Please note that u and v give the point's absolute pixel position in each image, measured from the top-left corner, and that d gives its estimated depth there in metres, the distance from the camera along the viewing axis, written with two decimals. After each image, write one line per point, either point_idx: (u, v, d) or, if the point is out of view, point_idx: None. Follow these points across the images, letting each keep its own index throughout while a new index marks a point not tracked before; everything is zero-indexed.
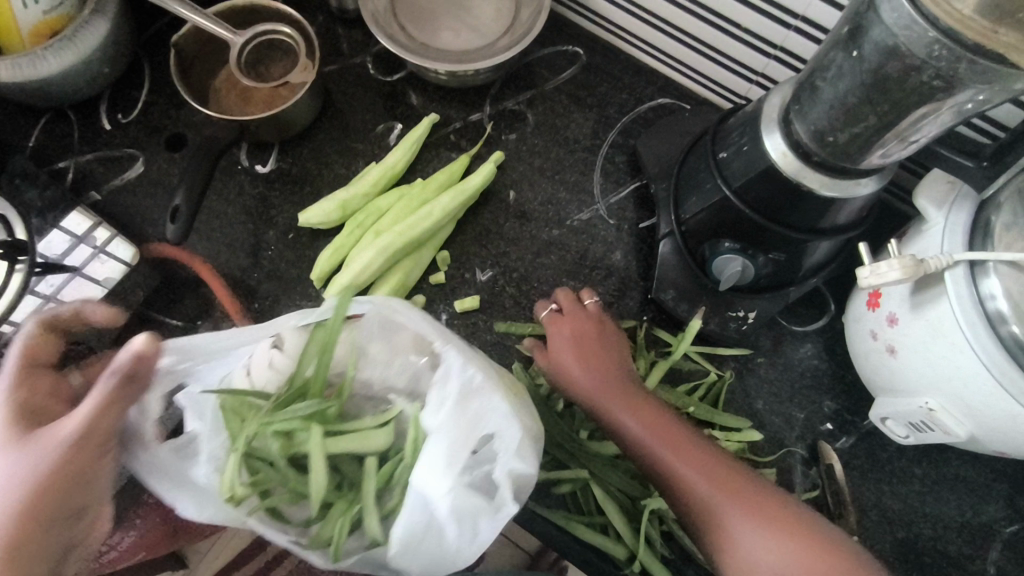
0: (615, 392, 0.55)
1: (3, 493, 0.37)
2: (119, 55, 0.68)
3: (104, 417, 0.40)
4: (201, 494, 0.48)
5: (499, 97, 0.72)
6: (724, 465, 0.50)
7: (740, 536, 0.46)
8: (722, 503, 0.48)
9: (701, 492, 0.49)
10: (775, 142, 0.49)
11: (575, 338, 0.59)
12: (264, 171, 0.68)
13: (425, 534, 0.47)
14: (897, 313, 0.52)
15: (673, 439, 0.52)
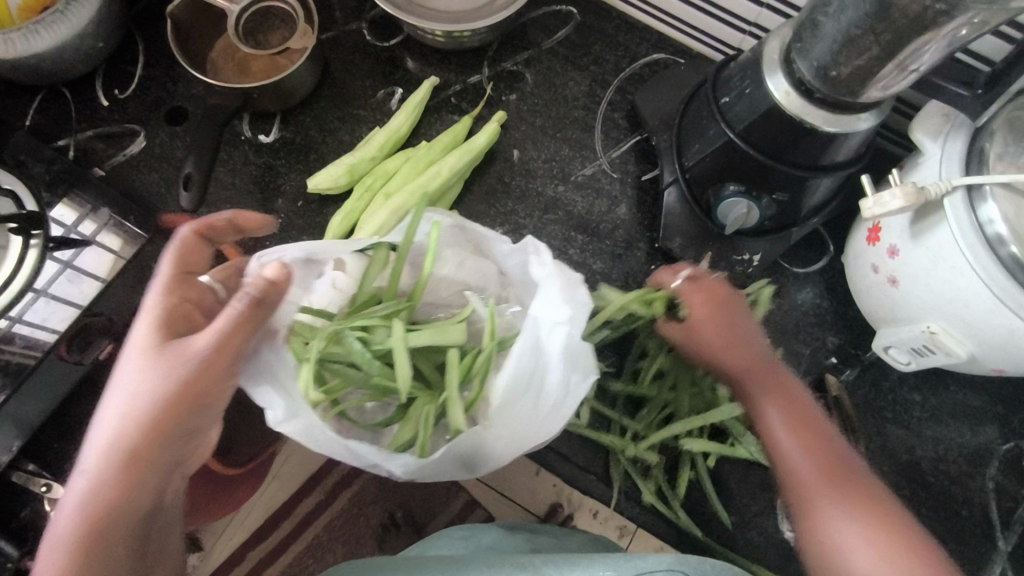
0: (769, 388, 0.51)
1: (144, 395, 0.39)
2: (112, 28, 0.67)
3: (236, 338, 0.40)
4: (286, 396, 0.45)
5: (497, 58, 0.73)
6: (853, 478, 0.46)
7: (853, 545, 0.43)
8: (844, 517, 0.44)
9: (829, 502, 0.45)
10: (778, 82, 0.50)
11: (717, 309, 0.54)
12: (268, 141, 0.68)
13: (528, 388, 0.44)
14: (897, 244, 0.55)
15: (804, 438, 0.48)
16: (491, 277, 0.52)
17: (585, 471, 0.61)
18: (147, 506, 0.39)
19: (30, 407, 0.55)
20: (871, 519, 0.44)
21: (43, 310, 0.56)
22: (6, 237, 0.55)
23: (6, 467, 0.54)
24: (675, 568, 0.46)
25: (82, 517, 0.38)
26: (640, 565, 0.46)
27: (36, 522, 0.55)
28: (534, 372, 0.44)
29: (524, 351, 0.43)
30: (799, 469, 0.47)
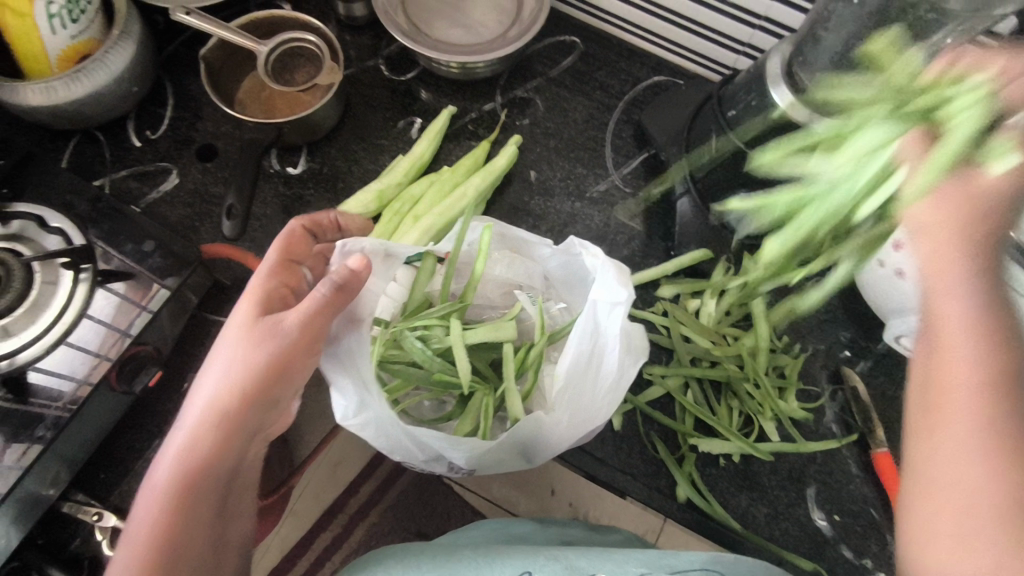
0: (975, 347, 0.39)
1: (239, 363, 0.44)
2: (145, 73, 0.71)
3: (322, 318, 0.46)
4: (361, 389, 0.48)
5: (508, 87, 0.77)
6: (1018, 453, 0.38)
7: (976, 500, 0.38)
8: (974, 486, 0.38)
9: (970, 469, 0.38)
10: (781, 92, 0.55)
11: (957, 235, 0.40)
12: (296, 172, 0.71)
13: (587, 366, 0.50)
14: (899, 239, 0.58)
15: (971, 411, 0.39)
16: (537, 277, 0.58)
17: (620, 471, 0.63)
18: (230, 465, 0.44)
19: (82, 437, 0.56)
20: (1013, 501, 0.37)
21: (68, 362, 0.55)
22: (57, 274, 0.56)
23: (57, 497, 0.56)
24: (709, 568, 0.50)
25: (179, 467, 0.43)
26: (676, 564, 0.50)
27: (87, 551, 0.56)
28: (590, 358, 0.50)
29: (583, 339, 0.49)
30: (953, 432, 0.40)
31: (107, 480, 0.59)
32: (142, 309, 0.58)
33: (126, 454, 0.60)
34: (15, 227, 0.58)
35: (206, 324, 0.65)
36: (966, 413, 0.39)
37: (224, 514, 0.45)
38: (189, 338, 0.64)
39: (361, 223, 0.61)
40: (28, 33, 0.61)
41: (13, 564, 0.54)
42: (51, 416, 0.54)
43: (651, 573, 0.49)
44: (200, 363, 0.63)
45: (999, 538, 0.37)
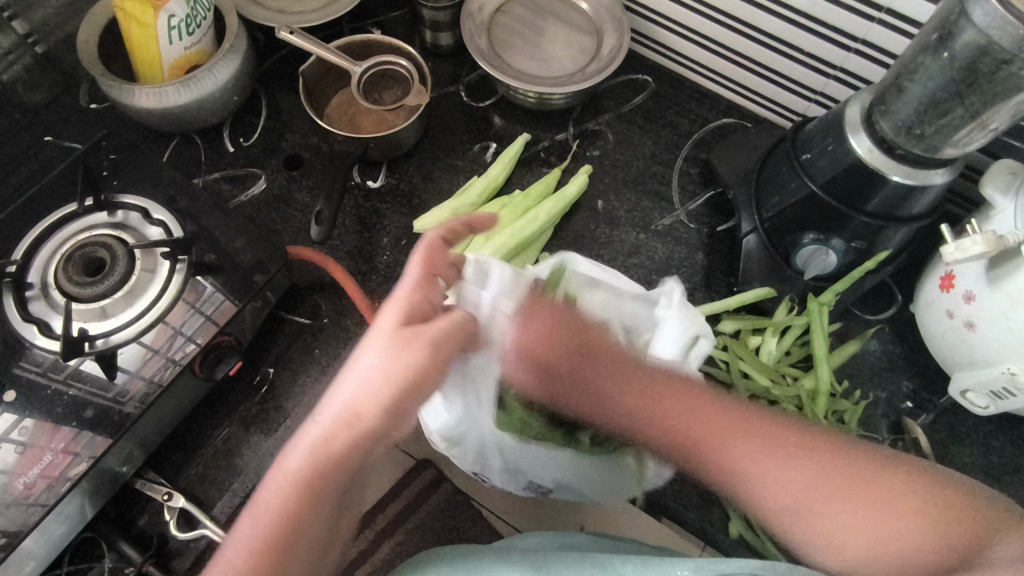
0: (660, 397, 0.50)
1: (383, 375, 0.44)
2: (246, 85, 0.76)
3: (452, 343, 0.47)
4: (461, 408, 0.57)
5: (581, 119, 0.80)
6: (789, 438, 0.45)
7: (809, 527, 0.43)
8: (803, 479, 0.44)
9: (800, 475, 0.44)
10: (860, 139, 0.56)
11: (549, 329, 0.54)
12: (376, 186, 0.74)
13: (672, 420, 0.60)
14: (972, 290, 0.59)
15: (723, 419, 0.47)
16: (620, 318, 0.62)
17: (674, 501, 0.63)
18: (353, 474, 0.43)
19: (161, 419, 0.59)
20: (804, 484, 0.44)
21: (142, 364, 0.57)
22: (155, 262, 0.60)
23: (132, 475, 0.59)
24: (760, 574, 0.42)
25: (308, 468, 0.42)
26: (724, 567, 0.43)
27: (155, 529, 0.59)
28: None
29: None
30: (736, 448, 0.46)
31: (178, 462, 0.62)
32: (212, 322, 0.59)
33: (197, 439, 0.63)
34: (119, 216, 0.62)
35: (281, 322, 0.68)
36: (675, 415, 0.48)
37: (338, 521, 0.44)
38: (266, 334, 0.67)
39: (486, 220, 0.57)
40: (149, 44, 0.66)
41: (88, 533, 0.59)
42: (137, 395, 0.56)
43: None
44: (273, 358, 0.66)
45: (818, 524, 0.43)
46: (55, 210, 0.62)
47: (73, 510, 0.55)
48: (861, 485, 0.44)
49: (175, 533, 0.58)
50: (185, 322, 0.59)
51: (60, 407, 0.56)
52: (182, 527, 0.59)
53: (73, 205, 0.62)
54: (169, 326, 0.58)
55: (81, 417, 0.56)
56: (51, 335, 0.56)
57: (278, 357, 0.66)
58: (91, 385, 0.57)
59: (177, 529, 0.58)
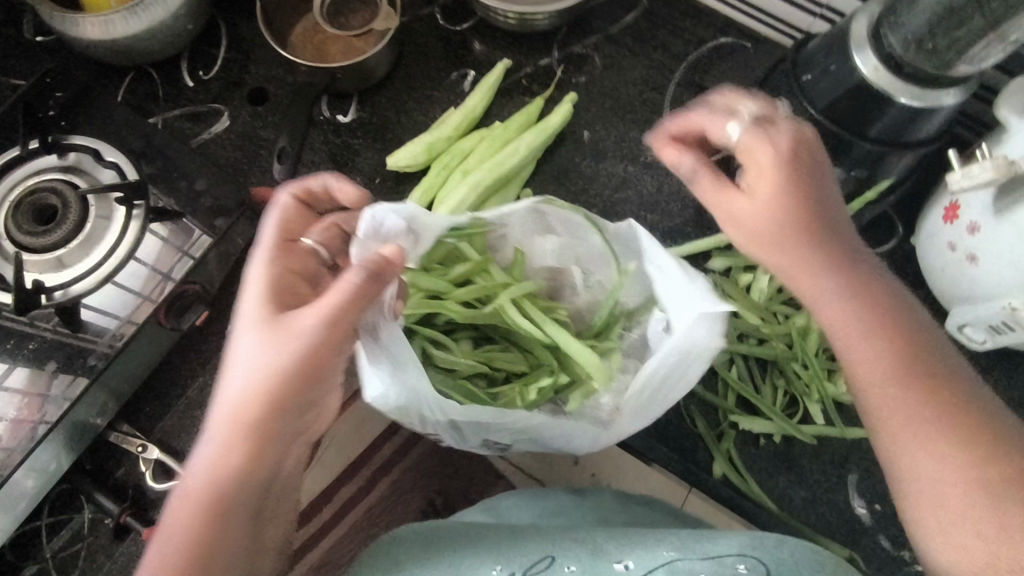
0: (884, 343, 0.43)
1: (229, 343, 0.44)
2: (201, 11, 0.70)
3: (270, 280, 0.45)
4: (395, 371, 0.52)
5: (567, 42, 0.74)
6: (926, 381, 0.42)
7: (932, 472, 0.41)
8: (942, 459, 0.40)
9: (932, 449, 0.41)
10: (865, 57, 0.51)
11: (860, 284, 0.44)
12: (346, 121, 0.70)
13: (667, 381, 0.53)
14: (979, 221, 0.55)
15: (906, 357, 0.42)
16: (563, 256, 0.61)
17: (657, 444, 0.62)
18: (258, 486, 0.43)
19: (131, 370, 0.57)
20: (949, 428, 0.41)
21: (118, 302, 0.57)
22: (110, 209, 0.56)
23: (104, 428, 0.58)
24: (745, 554, 0.49)
25: (200, 493, 0.42)
26: (710, 549, 0.50)
27: (133, 479, 0.59)
28: (680, 361, 0.52)
29: (674, 353, 0.51)
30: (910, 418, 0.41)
31: (152, 413, 0.61)
32: (188, 260, 0.59)
33: (171, 389, 0.61)
34: (71, 159, 0.58)
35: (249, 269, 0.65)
36: (891, 397, 0.42)
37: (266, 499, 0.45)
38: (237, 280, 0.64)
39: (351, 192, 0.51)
40: None
41: (66, 485, 0.58)
42: (112, 339, 0.56)
43: (681, 560, 0.50)
44: None
45: (954, 483, 0.40)
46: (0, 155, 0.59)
47: (47, 465, 0.54)
48: (998, 466, 0.40)
49: (152, 484, 0.58)
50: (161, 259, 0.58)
51: (25, 359, 0.55)
52: (159, 478, 0.58)
53: (20, 148, 0.58)
54: (143, 264, 0.58)
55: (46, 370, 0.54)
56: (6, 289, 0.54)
57: None
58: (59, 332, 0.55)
59: (153, 479, 0.58)
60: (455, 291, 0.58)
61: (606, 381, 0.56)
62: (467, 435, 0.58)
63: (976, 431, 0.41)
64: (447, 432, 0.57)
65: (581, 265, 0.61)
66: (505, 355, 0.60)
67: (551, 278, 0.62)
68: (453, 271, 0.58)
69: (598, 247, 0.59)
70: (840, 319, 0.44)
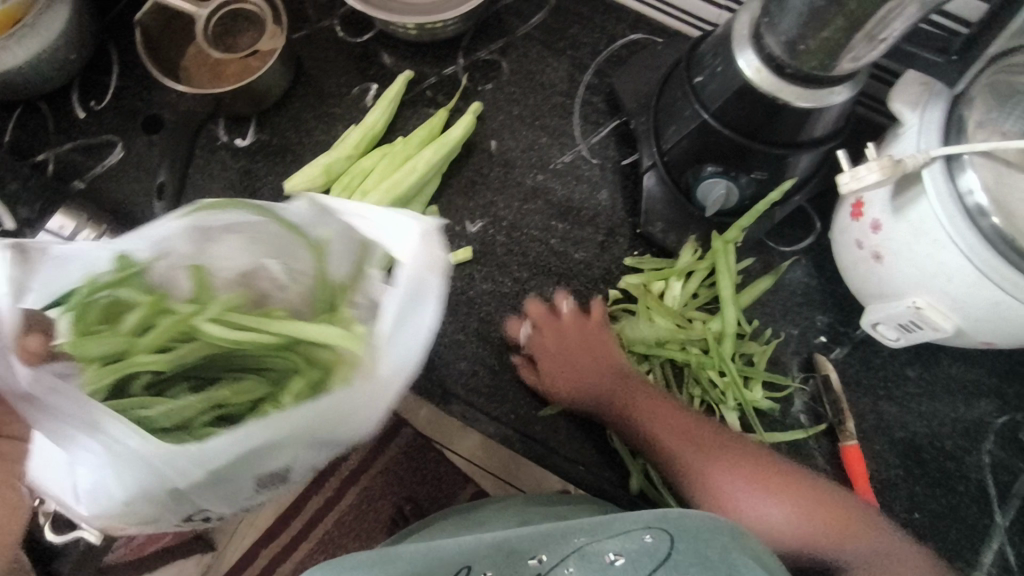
0: (742, 467, 0.52)
1: None
2: (86, 39, 0.67)
3: None
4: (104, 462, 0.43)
5: (472, 48, 0.72)
6: (761, 462, 0.53)
7: (775, 520, 0.51)
8: (783, 515, 0.51)
9: (773, 505, 0.51)
10: (747, 59, 0.50)
11: (651, 390, 0.58)
12: (245, 144, 0.68)
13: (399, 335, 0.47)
14: (879, 219, 0.53)
15: (753, 465, 0.53)
16: (246, 253, 0.52)
17: (573, 461, 0.61)
18: None
19: None
20: (764, 478, 0.52)
21: None
22: None
23: None
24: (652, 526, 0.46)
25: None
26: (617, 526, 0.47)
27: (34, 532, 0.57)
28: (413, 298, 0.46)
29: (405, 285, 0.45)
30: (733, 484, 0.52)
31: None
32: None
33: None
34: None
35: None
36: (766, 499, 0.51)
37: None
38: None
39: None
40: None
41: None
42: None
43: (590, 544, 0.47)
44: None
45: (803, 534, 0.51)
46: None
47: None
48: (834, 512, 0.51)
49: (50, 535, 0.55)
50: None
51: None
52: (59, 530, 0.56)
53: None
54: None
55: None
56: None
57: None
58: None
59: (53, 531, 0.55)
60: (137, 342, 0.48)
61: (363, 343, 0.47)
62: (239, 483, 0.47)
63: (834, 497, 0.52)
64: (215, 495, 0.47)
65: (275, 256, 0.52)
66: (235, 387, 0.50)
67: (246, 285, 0.52)
68: (125, 321, 0.48)
69: (278, 227, 0.50)
70: (714, 472, 0.52)
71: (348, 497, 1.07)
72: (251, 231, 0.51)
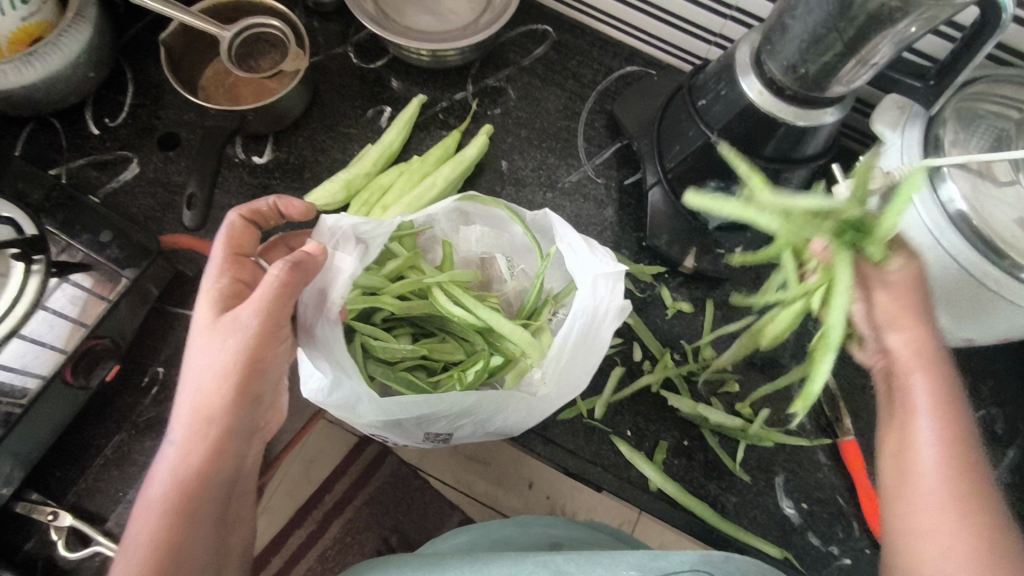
0: (950, 468, 0.41)
1: None
2: (104, 58, 0.68)
3: None
4: (337, 371, 0.45)
5: (480, 76, 0.76)
6: (986, 514, 0.40)
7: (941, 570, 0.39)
8: (953, 546, 0.39)
9: (946, 531, 0.40)
10: (750, 82, 0.55)
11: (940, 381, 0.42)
12: (262, 161, 0.69)
13: (579, 342, 0.48)
14: None
15: (968, 507, 0.40)
16: (496, 244, 0.56)
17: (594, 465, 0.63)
18: None
19: (35, 434, 0.54)
20: (971, 521, 0.39)
21: (22, 359, 0.54)
22: (8, 265, 0.54)
23: (9, 498, 0.54)
24: (699, 569, 0.46)
25: None
26: (665, 565, 0.46)
27: (41, 551, 0.54)
28: (588, 328, 0.48)
29: (584, 314, 0.47)
30: (921, 495, 0.41)
31: (61, 478, 0.57)
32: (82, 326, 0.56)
33: (83, 451, 0.58)
34: None
35: (168, 317, 0.63)
36: (943, 532, 0.40)
37: None
38: (151, 332, 0.62)
39: (302, 209, 0.51)
40: None
41: None
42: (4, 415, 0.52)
43: None
44: (164, 357, 0.61)
45: None
46: None
47: None
48: None
49: (64, 553, 0.53)
50: (44, 327, 0.54)
51: None
52: (74, 546, 0.54)
53: None
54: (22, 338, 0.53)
55: None
56: None
57: (169, 355, 0.61)
58: None
59: (68, 548, 0.54)
60: (389, 285, 0.51)
61: (542, 355, 0.50)
62: (409, 431, 0.49)
63: None
64: (428, 426, 0.48)
65: (505, 253, 0.56)
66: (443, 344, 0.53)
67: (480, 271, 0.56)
68: (386, 266, 0.52)
69: (521, 237, 0.56)
70: (908, 467, 0.42)
71: (333, 529, 0.99)
72: (448, 219, 0.55)
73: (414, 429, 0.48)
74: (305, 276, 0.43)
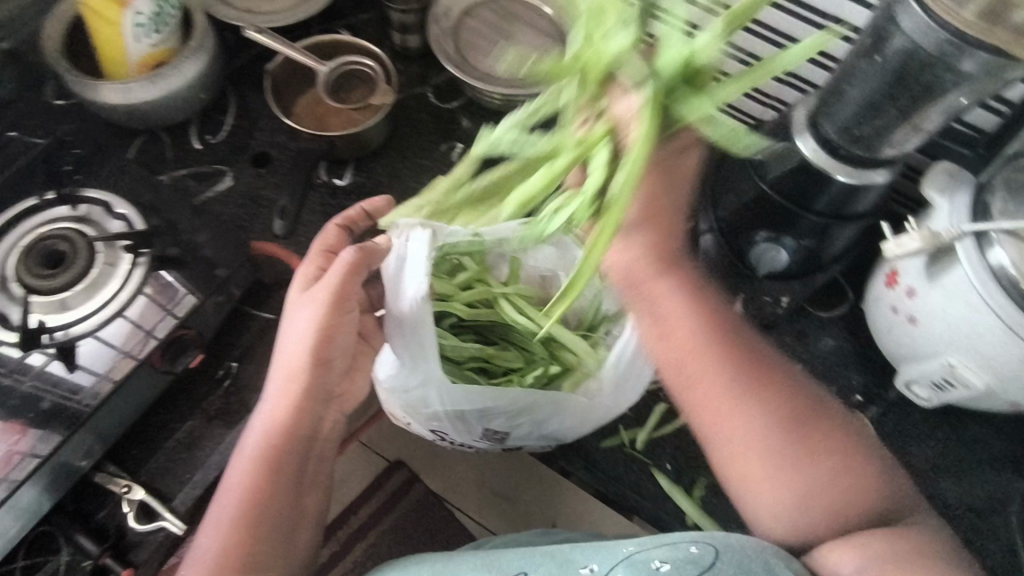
0: (750, 386, 0.48)
1: None
2: (214, 83, 0.76)
3: None
4: (411, 360, 0.53)
5: (547, 120, 0.82)
6: (791, 408, 0.48)
7: (778, 499, 0.47)
8: (767, 454, 0.47)
9: (764, 432, 0.47)
10: (806, 141, 0.59)
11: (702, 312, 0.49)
12: (342, 183, 0.76)
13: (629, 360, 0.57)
14: (914, 286, 0.61)
15: (751, 414, 0.47)
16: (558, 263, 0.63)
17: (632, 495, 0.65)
18: None
19: (120, 411, 0.59)
20: (783, 425, 0.47)
21: (95, 357, 0.58)
22: (116, 256, 0.59)
23: (90, 468, 0.59)
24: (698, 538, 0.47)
25: None
26: (665, 538, 0.48)
27: (112, 522, 0.59)
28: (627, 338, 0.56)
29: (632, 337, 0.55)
30: (730, 410, 0.48)
31: (136, 456, 0.62)
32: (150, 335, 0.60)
33: (159, 432, 0.63)
34: (82, 210, 0.62)
35: (246, 317, 0.68)
36: (750, 433, 0.47)
37: None
38: (229, 330, 0.67)
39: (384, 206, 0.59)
40: (114, 41, 0.66)
41: (45, 527, 0.59)
42: (98, 393, 0.57)
43: (640, 553, 0.48)
44: (238, 352, 0.67)
45: (798, 504, 0.47)
46: (17, 205, 0.62)
47: (28, 504, 0.55)
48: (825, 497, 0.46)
49: (134, 525, 0.59)
50: (117, 329, 0.59)
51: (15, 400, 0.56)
52: (141, 519, 0.59)
53: (36, 199, 0.62)
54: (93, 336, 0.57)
55: (37, 410, 0.56)
56: (9, 328, 0.56)
57: (243, 351, 0.67)
58: (46, 380, 0.57)
59: (136, 521, 0.59)
60: (459, 293, 0.61)
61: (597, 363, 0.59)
62: (471, 424, 0.58)
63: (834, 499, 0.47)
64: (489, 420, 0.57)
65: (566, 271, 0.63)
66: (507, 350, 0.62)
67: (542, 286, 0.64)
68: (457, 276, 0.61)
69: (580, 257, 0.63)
70: (705, 385, 0.48)
71: (354, 553, 0.93)
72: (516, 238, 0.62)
73: (475, 423, 0.57)
74: (371, 259, 0.51)
